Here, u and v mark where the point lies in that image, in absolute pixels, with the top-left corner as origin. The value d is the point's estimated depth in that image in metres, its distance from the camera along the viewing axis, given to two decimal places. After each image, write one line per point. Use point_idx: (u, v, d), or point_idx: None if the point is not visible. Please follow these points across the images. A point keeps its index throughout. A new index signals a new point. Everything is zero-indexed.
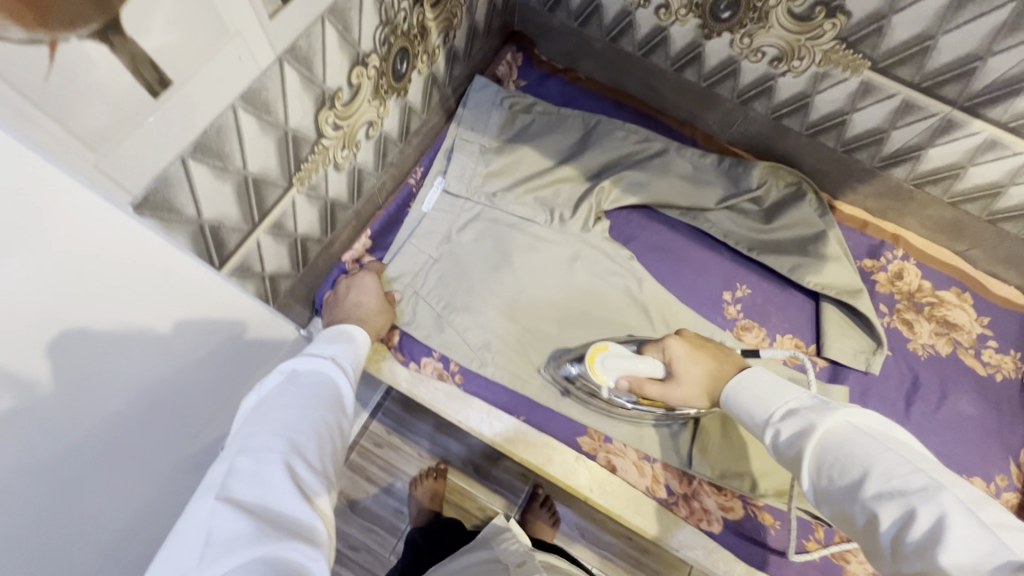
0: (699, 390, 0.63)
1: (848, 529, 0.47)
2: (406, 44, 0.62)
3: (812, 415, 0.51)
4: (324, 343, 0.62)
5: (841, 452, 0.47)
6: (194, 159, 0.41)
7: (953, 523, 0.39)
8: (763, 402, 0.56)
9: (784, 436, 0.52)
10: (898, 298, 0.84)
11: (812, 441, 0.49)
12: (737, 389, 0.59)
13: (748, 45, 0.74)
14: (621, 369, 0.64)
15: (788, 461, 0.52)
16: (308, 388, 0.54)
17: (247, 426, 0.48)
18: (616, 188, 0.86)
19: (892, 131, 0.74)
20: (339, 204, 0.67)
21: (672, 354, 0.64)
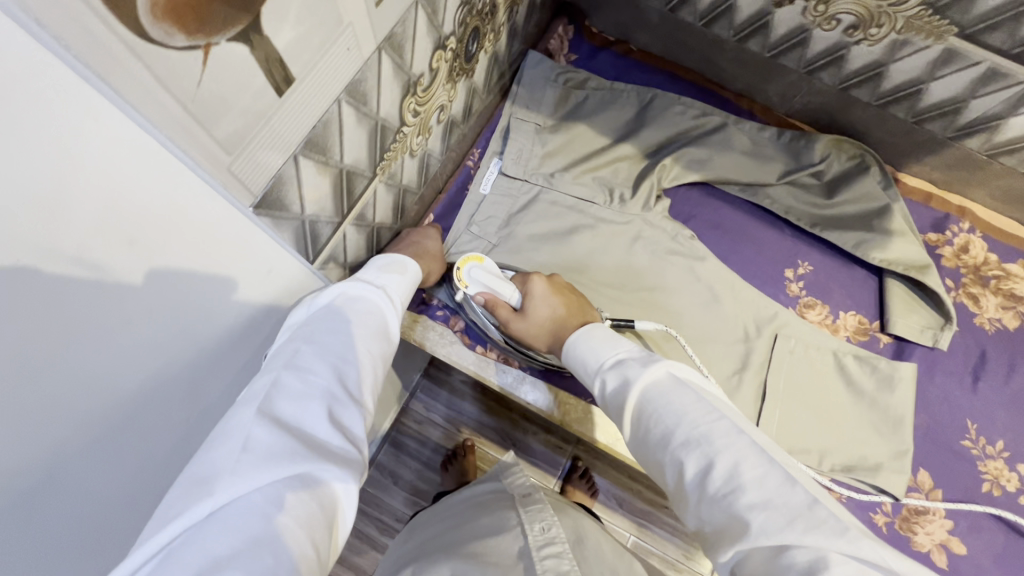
0: (540, 329, 0.67)
1: (661, 481, 0.47)
2: (478, 23, 0.60)
3: (636, 366, 0.50)
4: (376, 270, 0.57)
5: (656, 402, 0.46)
6: (304, 154, 0.41)
7: (744, 469, 0.40)
8: (597, 351, 0.55)
9: (610, 388, 0.51)
10: (964, 272, 0.83)
11: (632, 392, 0.48)
12: (577, 339, 0.58)
13: (823, 12, 0.71)
14: (483, 286, 0.71)
15: (613, 411, 0.51)
16: (355, 313, 0.51)
17: (296, 338, 0.46)
18: (676, 166, 0.84)
19: (971, 100, 0.71)
20: (410, 191, 0.67)
21: (531, 290, 0.68)
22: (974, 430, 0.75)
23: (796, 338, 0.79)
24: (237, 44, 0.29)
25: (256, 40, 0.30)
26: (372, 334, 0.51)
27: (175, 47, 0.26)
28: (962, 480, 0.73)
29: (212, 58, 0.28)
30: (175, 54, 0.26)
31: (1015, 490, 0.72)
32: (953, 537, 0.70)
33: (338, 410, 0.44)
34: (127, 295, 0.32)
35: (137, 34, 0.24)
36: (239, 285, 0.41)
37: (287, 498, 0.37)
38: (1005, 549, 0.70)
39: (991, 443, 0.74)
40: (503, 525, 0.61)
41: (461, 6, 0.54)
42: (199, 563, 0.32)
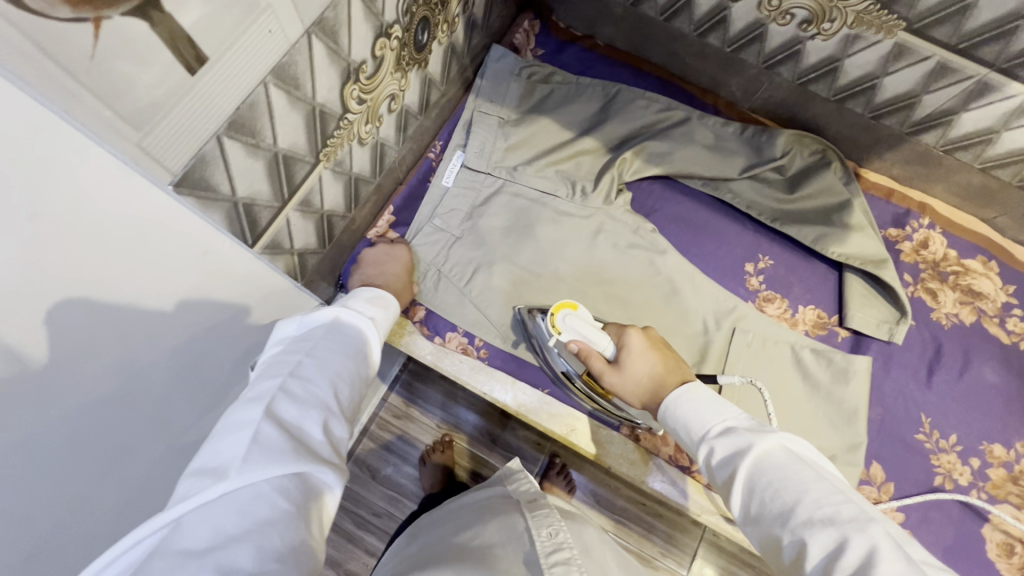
0: (639, 388, 0.62)
1: (772, 558, 0.46)
2: (427, 13, 0.61)
3: (750, 436, 0.50)
4: (362, 303, 0.61)
5: (774, 476, 0.46)
6: (229, 137, 0.41)
7: (880, 556, 0.39)
8: (701, 416, 0.55)
9: (718, 455, 0.51)
10: (923, 267, 0.83)
11: (746, 463, 0.48)
12: (677, 401, 0.57)
13: (777, 7, 0.72)
14: (577, 333, 0.67)
15: (718, 479, 0.51)
16: (348, 337, 0.53)
17: (295, 352, 0.48)
18: (638, 159, 0.85)
19: (924, 95, 0.72)
20: (363, 180, 0.67)
21: (627, 343, 0.64)
22: (929, 424, 0.76)
23: (754, 332, 0.79)
24: (133, 19, 0.30)
25: (156, 16, 0.31)
26: (362, 356, 0.53)
27: (59, 18, 0.26)
28: (916, 474, 0.73)
29: (104, 31, 0.29)
30: (59, 25, 0.27)
31: (967, 484, 0.73)
32: (904, 530, 0.70)
33: (334, 420, 0.46)
34: (50, 267, 0.31)
35: (14, 3, 0.24)
36: (175, 266, 0.41)
37: (289, 489, 0.38)
38: (956, 542, 0.70)
39: (944, 437, 0.75)
40: (512, 532, 0.62)
41: None
42: (208, 538, 0.33)
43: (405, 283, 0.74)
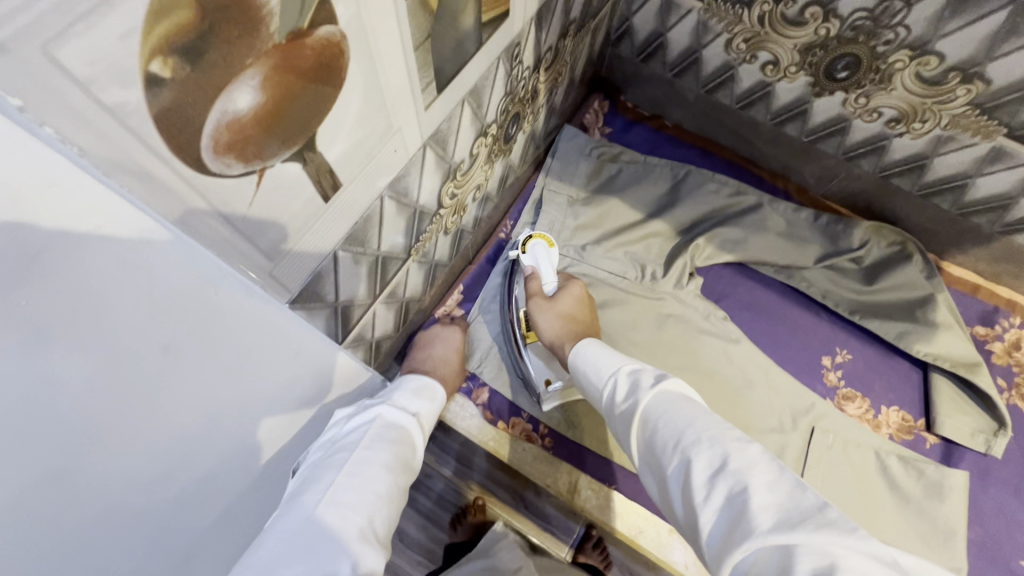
0: (558, 319, 0.64)
1: (663, 493, 0.41)
2: (520, 108, 0.61)
3: (649, 376, 0.47)
4: (410, 394, 0.55)
5: (667, 408, 0.43)
6: (345, 249, 0.41)
7: (754, 471, 0.35)
8: (605, 360, 0.52)
9: (619, 394, 0.47)
10: (1017, 370, 0.78)
11: (643, 396, 0.45)
12: (590, 343, 0.55)
13: (864, 105, 0.71)
14: (536, 262, 0.72)
15: (619, 421, 0.47)
16: (390, 442, 0.48)
17: (331, 468, 0.44)
18: (710, 246, 0.83)
19: (1021, 198, 0.69)
20: (440, 264, 0.67)
21: (570, 286, 0.69)
22: None
23: (836, 433, 0.74)
24: (291, 162, 0.29)
25: (309, 156, 0.30)
26: (403, 469, 0.48)
27: (233, 175, 0.26)
28: None
29: (266, 178, 0.28)
30: (232, 181, 0.26)
31: None
32: None
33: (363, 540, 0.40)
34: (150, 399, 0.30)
35: (200, 171, 0.24)
36: (264, 369, 0.39)
37: None
38: None
39: None
40: None
41: (505, 95, 0.55)
42: None
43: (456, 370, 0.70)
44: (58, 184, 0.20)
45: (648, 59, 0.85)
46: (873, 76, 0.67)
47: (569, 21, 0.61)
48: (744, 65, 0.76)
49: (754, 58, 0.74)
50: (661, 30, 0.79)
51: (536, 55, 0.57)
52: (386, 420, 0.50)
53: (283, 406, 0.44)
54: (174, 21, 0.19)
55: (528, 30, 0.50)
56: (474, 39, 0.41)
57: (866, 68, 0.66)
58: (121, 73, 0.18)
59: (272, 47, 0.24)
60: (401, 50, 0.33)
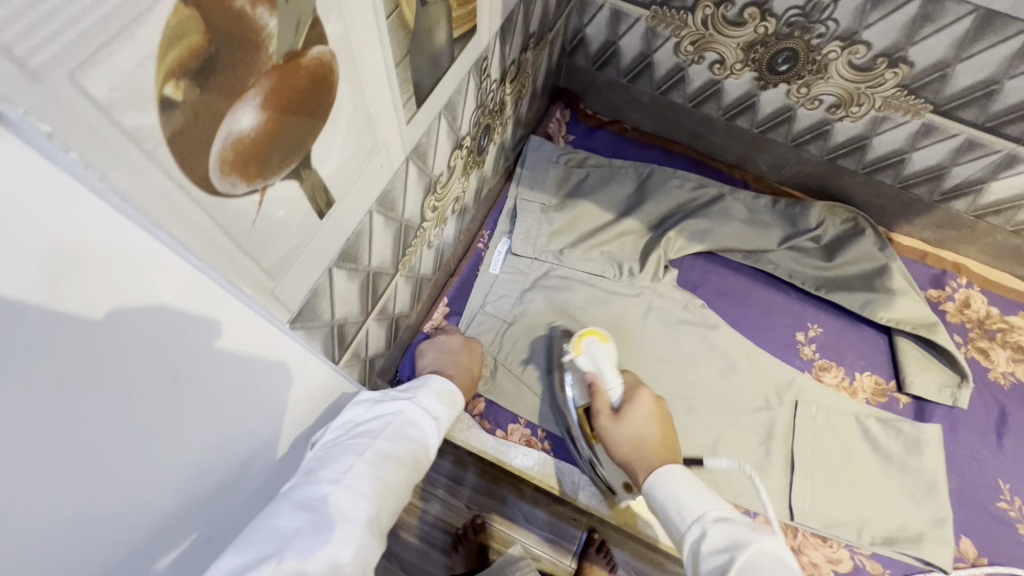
0: (625, 443, 0.59)
1: None
2: (490, 121, 0.63)
3: (746, 530, 0.46)
4: (436, 396, 0.53)
5: (769, 573, 0.42)
6: (338, 267, 0.42)
7: None
8: (692, 499, 0.51)
9: (710, 542, 0.47)
10: (969, 326, 0.84)
11: (743, 548, 0.44)
12: (664, 477, 0.54)
13: (805, 94, 0.76)
14: (595, 365, 0.69)
15: (704, 567, 0.45)
16: (410, 440, 0.47)
17: (350, 451, 0.43)
18: (681, 238, 0.87)
19: (952, 167, 0.76)
20: (426, 280, 0.68)
21: (634, 396, 0.63)
22: (1008, 490, 0.74)
23: (816, 403, 0.78)
24: (289, 181, 0.30)
25: (306, 174, 0.31)
26: (416, 472, 0.46)
27: (237, 194, 0.26)
28: (1006, 545, 0.70)
29: (267, 197, 0.29)
30: (236, 201, 0.27)
31: None
32: None
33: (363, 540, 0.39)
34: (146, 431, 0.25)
35: (209, 190, 0.25)
36: (266, 396, 0.35)
37: None
38: None
39: None
40: None
41: (477, 108, 0.57)
42: None
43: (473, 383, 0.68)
44: (73, 209, 0.18)
45: (602, 67, 0.89)
46: (811, 67, 0.72)
47: (529, 35, 0.64)
48: (693, 66, 0.81)
49: (701, 58, 0.79)
50: (612, 39, 0.83)
51: (501, 69, 0.59)
52: (410, 416, 0.48)
53: (273, 431, 0.39)
54: (185, 46, 0.20)
55: (493, 44, 0.53)
56: (448, 54, 0.43)
57: (803, 60, 0.72)
58: (141, 97, 0.19)
59: (271, 69, 0.25)
60: (384, 67, 0.34)
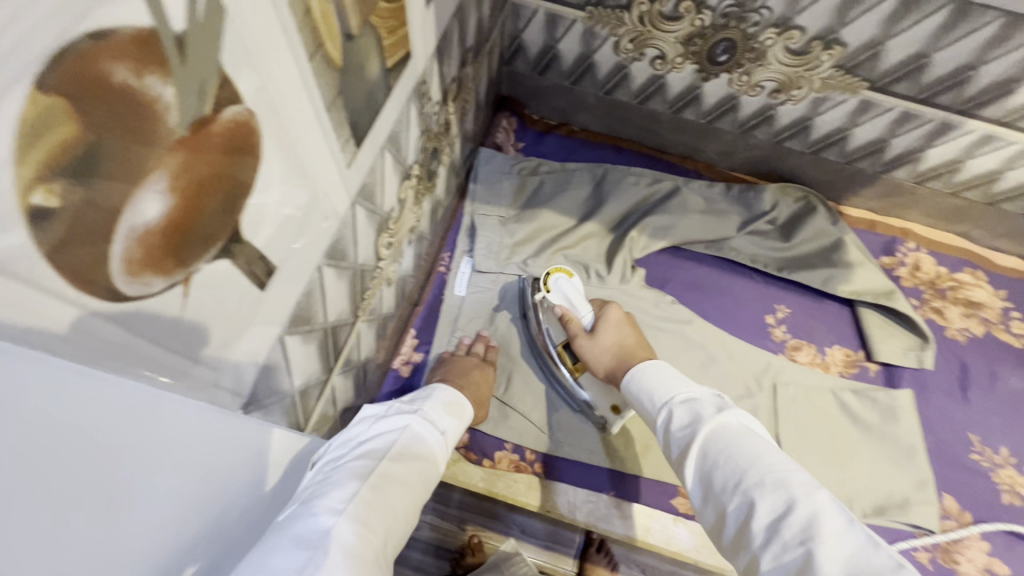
0: (608, 352, 0.64)
1: (721, 535, 0.41)
2: (437, 143, 0.60)
3: (710, 407, 0.46)
4: (442, 409, 0.50)
5: (729, 445, 0.42)
6: (291, 334, 0.38)
7: (823, 522, 0.35)
8: (663, 386, 0.51)
9: (677, 422, 0.47)
10: (923, 288, 0.87)
11: (704, 428, 0.44)
12: (644, 370, 0.54)
13: (747, 81, 0.77)
14: (565, 299, 0.71)
15: (673, 447, 0.46)
16: (419, 459, 0.42)
17: (355, 471, 0.37)
18: (643, 236, 0.86)
19: (892, 139, 0.78)
20: (389, 316, 0.64)
21: (607, 314, 0.68)
22: (979, 442, 0.77)
23: (794, 384, 0.79)
24: (217, 261, 0.26)
25: (237, 248, 0.27)
26: (424, 495, 0.42)
27: (154, 292, 0.23)
28: (984, 496, 0.74)
29: (193, 285, 0.25)
30: (154, 298, 0.23)
31: None
32: (993, 559, 0.70)
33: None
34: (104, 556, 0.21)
35: (113, 298, 0.21)
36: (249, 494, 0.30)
37: None
38: None
39: (997, 452, 0.76)
40: None
41: (421, 134, 0.53)
42: None
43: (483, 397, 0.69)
44: None
45: (544, 71, 0.87)
46: (750, 55, 0.73)
47: (466, 49, 0.61)
48: (635, 63, 0.80)
49: (642, 55, 0.78)
50: (551, 42, 0.81)
51: (442, 88, 0.56)
52: (417, 432, 0.45)
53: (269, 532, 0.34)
54: (59, 140, 0.16)
55: (431, 65, 0.50)
56: (383, 85, 0.39)
57: (741, 49, 0.72)
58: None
59: (176, 143, 0.21)
60: (314, 114, 0.30)
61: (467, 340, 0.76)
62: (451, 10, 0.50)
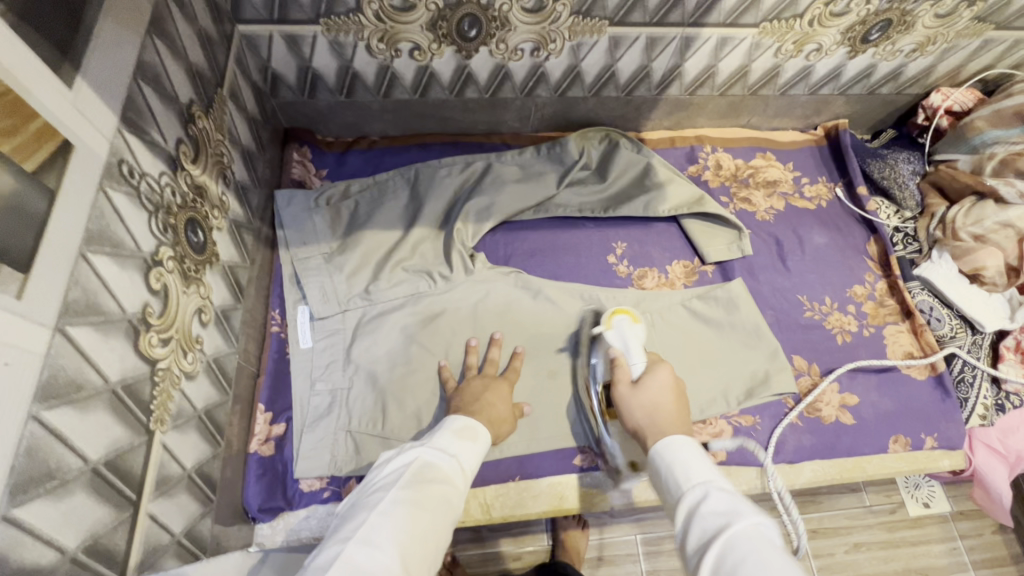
0: (641, 410, 0.64)
1: None
2: (190, 212, 0.54)
3: (739, 504, 0.48)
4: (453, 435, 0.60)
5: (748, 543, 0.44)
6: (19, 504, 0.32)
7: None
8: (698, 471, 0.54)
9: (707, 508, 0.49)
10: (728, 184, 0.96)
11: (736, 521, 0.46)
12: (672, 448, 0.57)
13: (506, 48, 0.77)
14: (622, 344, 0.72)
15: (696, 531, 0.48)
16: (426, 483, 0.54)
17: (369, 506, 0.51)
18: (470, 224, 0.84)
19: (652, 64, 0.83)
20: (215, 407, 0.58)
21: (656, 373, 0.68)
22: (807, 300, 0.87)
23: (650, 310, 0.84)
24: None
25: None
26: (439, 510, 0.53)
27: None
28: (822, 344, 0.84)
29: None
30: None
31: (857, 328, 0.86)
32: (845, 394, 0.81)
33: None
34: None
35: None
36: None
37: None
38: (880, 380, 0.82)
39: (822, 303, 0.87)
40: None
41: (154, 214, 0.48)
42: None
43: (506, 415, 0.71)
44: None
45: (313, 92, 0.82)
46: (495, 24, 0.73)
47: (185, 104, 0.55)
48: (395, 60, 0.77)
49: (398, 50, 0.76)
50: (304, 63, 0.76)
51: (163, 157, 0.50)
52: (423, 460, 0.56)
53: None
54: None
55: (123, 141, 0.44)
56: (31, 192, 0.34)
57: (485, 21, 0.72)
58: None
59: None
60: None
61: (477, 343, 0.78)
62: (126, 75, 0.45)
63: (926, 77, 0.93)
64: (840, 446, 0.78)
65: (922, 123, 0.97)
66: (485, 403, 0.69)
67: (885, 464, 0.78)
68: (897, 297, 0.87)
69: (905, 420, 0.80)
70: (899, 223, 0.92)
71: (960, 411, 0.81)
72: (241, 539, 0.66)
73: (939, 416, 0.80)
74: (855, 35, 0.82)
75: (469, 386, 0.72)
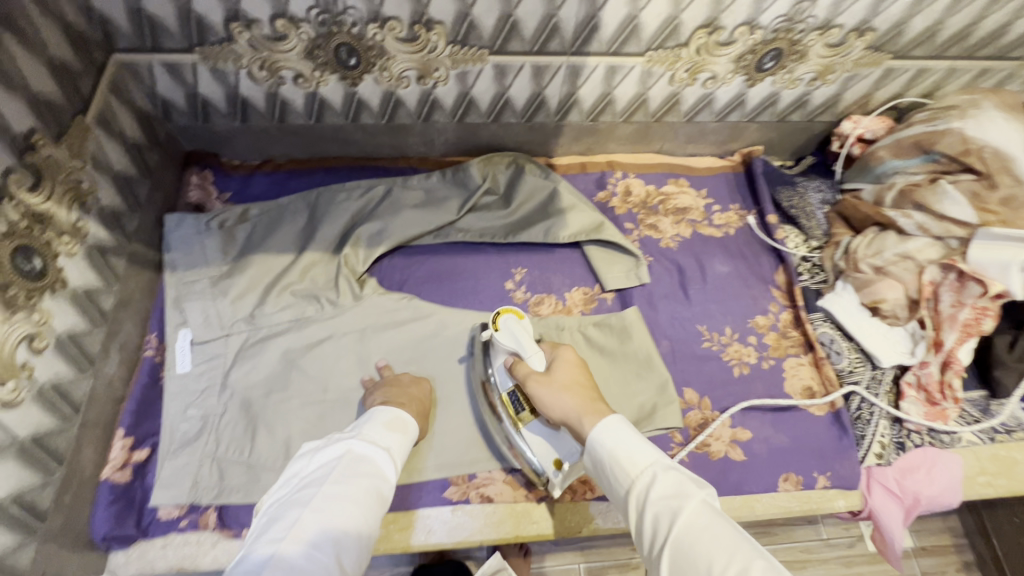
0: (562, 393, 0.64)
1: None
2: (21, 240, 0.55)
3: (690, 485, 0.51)
4: (380, 428, 0.60)
5: (707, 532, 0.47)
6: None
7: None
8: (634, 458, 0.55)
9: (659, 493, 0.51)
10: (636, 210, 0.94)
11: (687, 505, 0.49)
12: (619, 431, 0.57)
13: (390, 75, 0.78)
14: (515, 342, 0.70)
15: (650, 517, 0.51)
16: (357, 476, 0.54)
17: (296, 505, 0.50)
18: (360, 249, 0.84)
19: (545, 91, 0.83)
20: (48, 433, 0.59)
21: (558, 357, 0.69)
22: (707, 330, 0.85)
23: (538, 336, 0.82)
24: None
25: None
26: (372, 501, 0.53)
27: None
28: (717, 376, 0.82)
29: None
30: None
31: (758, 360, 0.83)
32: (736, 429, 0.78)
33: None
34: None
35: None
36: None
37: None
38: (776, 416, 0.80)
39: (722, 334, 0.85)
40: None
41: None
42: None
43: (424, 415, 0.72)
44: None
45: (207, 117, 0.83)
46: (373, 53, 0.74)
47: (22, 133, 0.55)
48: (281, 87, 0.78)
49: (282, 77, 0.76)
50: (191, 90, 0.77)
51: None
52: (354, 453, 0.56)
53: None
54: None
55: None
56: None
57: (362, 50, 0.73)
58: None
59: None
60: None
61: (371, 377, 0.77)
62: None
63: (835, 104, 0.92)
64: (727, 484, 0.75)
65: (836, 150, 0.95)
66: (411, 394, 0.71)
67: (775, 504, 0.75)
68: (801, 328, 0.85)
69: (798, 457, 0.77)
70: (807, 253, 0.90)
71: (856, 449, 0.78)
72: (86, 568, 0.65)
73: (833, 454, 0.77)
74: (747, 64, 0.81)
75: (396, 379, 0.73)
